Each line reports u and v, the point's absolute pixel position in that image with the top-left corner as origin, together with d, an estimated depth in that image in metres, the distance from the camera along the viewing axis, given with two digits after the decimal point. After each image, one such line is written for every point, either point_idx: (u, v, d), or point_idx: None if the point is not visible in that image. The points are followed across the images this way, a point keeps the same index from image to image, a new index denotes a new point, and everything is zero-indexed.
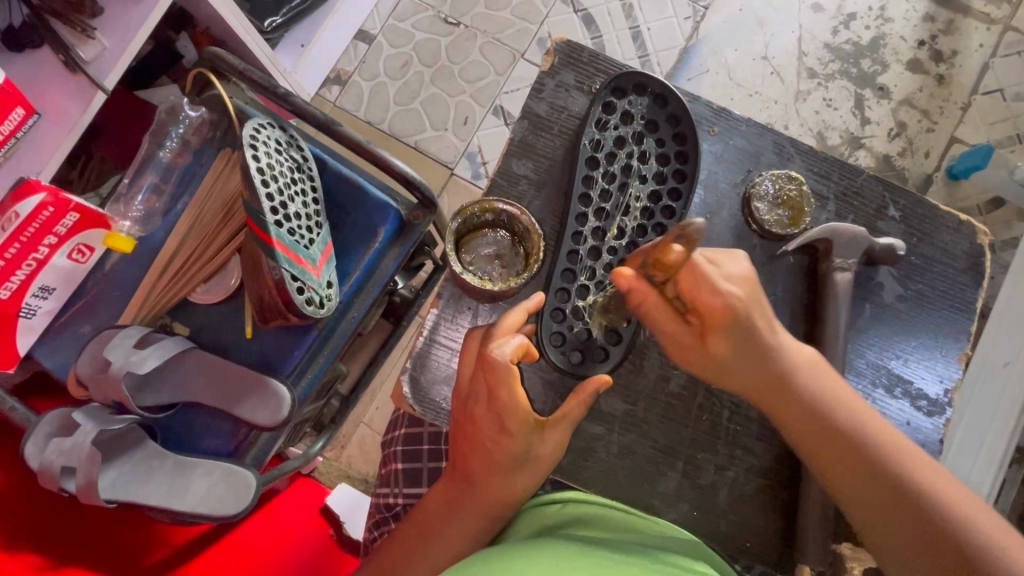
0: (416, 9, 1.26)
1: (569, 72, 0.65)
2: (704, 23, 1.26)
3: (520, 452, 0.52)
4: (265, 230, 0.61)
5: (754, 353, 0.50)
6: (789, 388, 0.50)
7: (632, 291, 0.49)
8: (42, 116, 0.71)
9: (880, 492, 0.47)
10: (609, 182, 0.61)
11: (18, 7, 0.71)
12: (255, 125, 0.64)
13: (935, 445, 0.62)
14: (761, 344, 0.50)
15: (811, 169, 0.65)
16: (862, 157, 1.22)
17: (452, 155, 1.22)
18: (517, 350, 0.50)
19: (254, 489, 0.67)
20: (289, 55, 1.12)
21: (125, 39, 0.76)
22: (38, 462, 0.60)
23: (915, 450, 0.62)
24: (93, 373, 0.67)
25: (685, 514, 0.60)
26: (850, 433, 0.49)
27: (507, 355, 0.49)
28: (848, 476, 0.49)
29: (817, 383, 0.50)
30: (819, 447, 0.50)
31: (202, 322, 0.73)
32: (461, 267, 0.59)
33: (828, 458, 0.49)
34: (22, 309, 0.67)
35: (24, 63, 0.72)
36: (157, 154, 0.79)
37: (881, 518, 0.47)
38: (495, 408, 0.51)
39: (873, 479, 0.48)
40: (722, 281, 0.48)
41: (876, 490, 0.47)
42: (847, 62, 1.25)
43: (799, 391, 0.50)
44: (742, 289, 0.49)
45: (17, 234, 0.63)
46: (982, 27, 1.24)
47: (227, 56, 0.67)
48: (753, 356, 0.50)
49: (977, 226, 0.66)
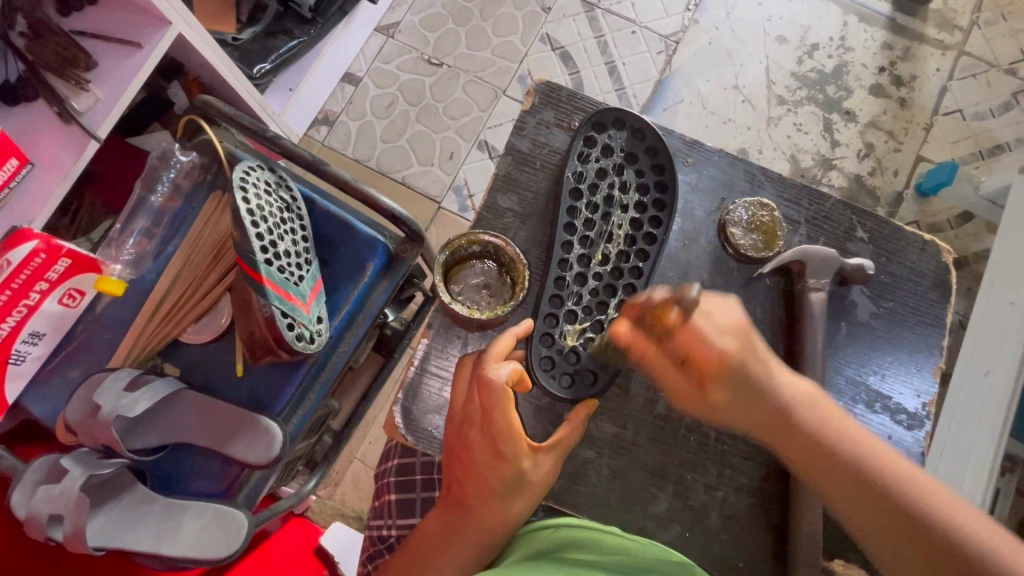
0: (401, 51, 1.32)
1: (549, 110, 0.68)
2: (676, 56, 1.32)
3: (514, 477, 0.52)
4: (255, 269, 0.63)
5: (753, 398, 0.50)
6: (789, 429, 0.50)
7: (631, 343, 0.53)
8: (35, 166, 0.73)
9: (893, 517, 0.45)
10: (592, 212, 0.64)
11: (14, 63, 0.74)
12: (245, 168, 0.66)
13: (919, 457, 0.64)
14: (758, 389, 0.50)
15: (782, 195, 0.68)
16: (834, 178, 1.28)
17: (439, 190, 1.26)
18: (514, 384, 0.53)
19: (245, 531, 0.66)
20: (278, 99, 1.15)
21: (116, 90, 0.78)
22: (24, 512, 0.59)
23: None
24: (82, 419, 0.66)
25: (677, 536, 0.60)
26: (865, 472, 0.47)
27: (502, 377, 0.51)
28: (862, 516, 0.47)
29: (819, 421, 0.49)
30: (833, 494, 0.48)
31: (193, 363, 0.74)
32: (449, 297, 0.60)
33: (845, 500, 0.47)
34: (12, 357, 0.67)
35: (19, 115, 0.74)
36: (149, 199, 0.80)
37: (896, 553, 0.45)
38: (490, 432, 0.52)
39: (887, 504, 0.46)
40: (708, 343, 0.50)
41: (891, 529, 0.45)
42: (813, 89, 1.31)
43: (794, 423, 0.49)
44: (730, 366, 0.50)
45: (8, 282, 0.63)
46: (937, 53, 1.32)
47: (217, 103, 0.70)
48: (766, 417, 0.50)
49: (942, 245, 0.69)
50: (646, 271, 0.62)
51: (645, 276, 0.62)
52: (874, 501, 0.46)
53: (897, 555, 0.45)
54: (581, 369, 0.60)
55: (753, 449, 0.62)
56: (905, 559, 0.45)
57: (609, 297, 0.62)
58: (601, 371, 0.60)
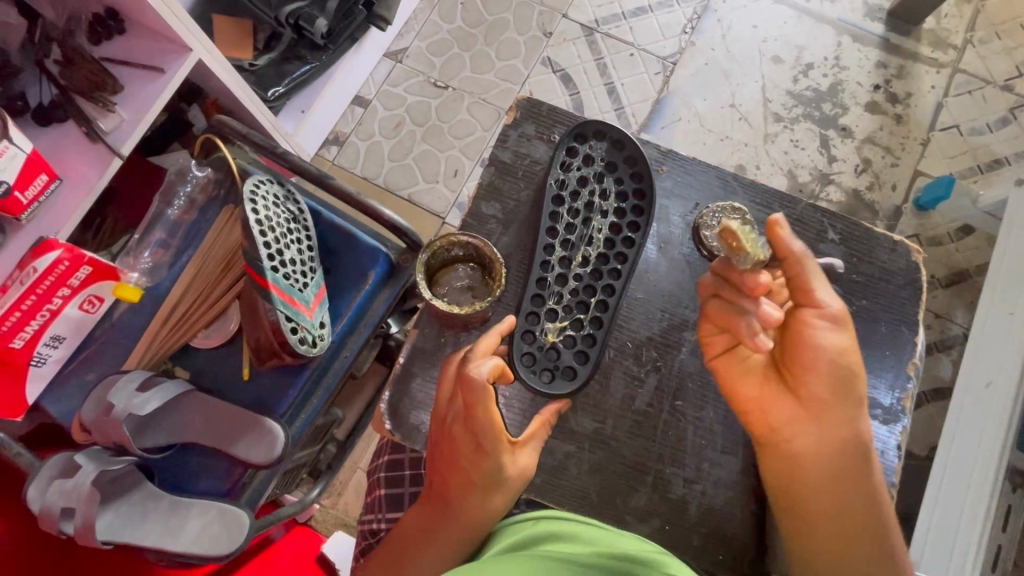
0: (408, 75, 1.38)
1: (530, 124, 0.70)
2: (674, 77, 1.36)
3: (492, 471, 0.55)
4: (262, 275, 0.67)
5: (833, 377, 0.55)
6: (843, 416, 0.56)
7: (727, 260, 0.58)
8: (63, 181, 0.79)
9: (856, 497, 0.56)
10: (574, 217, 0.66)
11: (48, 87, 0.80)
12: (254, 182, 0.71)
13: (894, 451, 0.65)
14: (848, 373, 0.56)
15: (754, 200, 0.70)
16: (832, 192, 1.30)
17: (443, 206, 1.30)
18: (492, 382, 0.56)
19: (246, 531, 0.68)
20: (291, 119, 1.20)
21: (140, 111, 0.84)
22: (39, 505, 0.62)
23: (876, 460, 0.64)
24: (96, 418, 0.70)
25: (657, 529, 0.61)
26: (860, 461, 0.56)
27: (483, 374, 0.54)
28: (843, 483, 0.56)
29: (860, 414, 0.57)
30: (836, 464, 0.56)
31: (201, 366, 0.77)
32: (429, 295, 0.63)
33: (838, 474, 0.56)
34: (33, 358, 0.71)
35: (50, 135, 0.81)
36: (165, 212, 0.85)
37: (850, 512, 0.56)
38: (471, 426, 0.55)
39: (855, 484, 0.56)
40: (823, 298, 0.56)
41: (852, 498, 0.56)
42: (809, 106, 1.34)
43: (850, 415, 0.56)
44: (849, 338, 0.56)
45: (33, 287, 0.66)
46: (932, 71, 1.35)
47: (232, 122, 0.75)
48: (835, 383, 0.55)
49: (912, 246, 0.71)
50: (625, 272, 0.65)
51: (624, 276, 0.65)
52: (853, 480, 0.56)
53: (847, 520, 0.56)
54: (562, 365, 0.63)
55: (731, 446, 0.63)
56: (850, 518, 0.56)
57: (588, 297, 0.64)
58: (580, 366, 0.63)
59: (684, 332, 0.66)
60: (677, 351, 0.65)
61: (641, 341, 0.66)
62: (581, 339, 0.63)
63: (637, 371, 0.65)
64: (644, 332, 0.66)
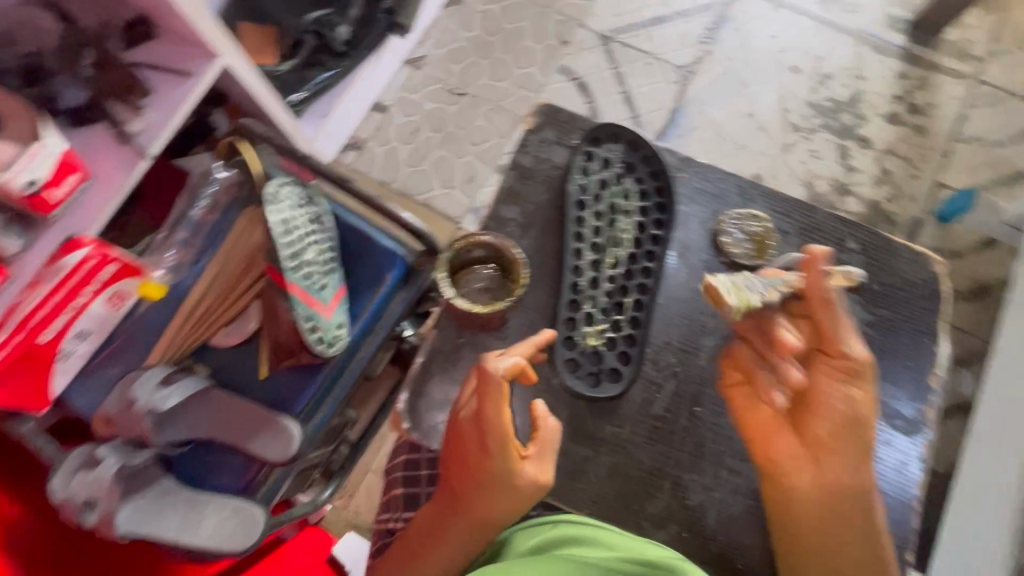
0: (427, 82, 1.40)
1: (550, 129, 0.70)
2: (691, 86, 1.36)
3: (506, 474, 0.55)
4: (283, 275, 0.70)
5: (841, 415, 0.56)
6: (849, 450, 0.57)
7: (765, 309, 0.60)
8: (93, 182, 0.81)
9: (853, 529, 0.57)
10: (598, 219, 0.67)
11: (79, 89, 0.83)
12: (277, 184, 0.73)
13: (917, 463, 0.64)
14: (858, 413, 0.56)
15: (774, 207, 0.70)
16: (851, 203, 1.28)
17: (459, 212, 1.32)
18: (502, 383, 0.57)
19: (261, 529, 0.69)
20: (311, 123, 1.24)
21: (168, 113, 0.85)
22: (61, 495, 0.63)
23: (896, 473, 0.63)
24: (119, 412, 0.72)
25: (673, 536, 0.61)
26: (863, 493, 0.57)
27: (499, 368, 0.54)
28: (844, 512, 0.57)
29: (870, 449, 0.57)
30: (837, 493, 0.57)
31: (221, 363, 0.79)
32: (452, 293, 0.62)
33: (839, 501, 0.57)
34: (60, 352, 0.72)
35: (83, 136, 0.83)
36: (189, 213, 0.84)
37: (845, 540, 0.57)
38: (481, 423, 0.55)
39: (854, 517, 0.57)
40: (844, 345, 0.56)
41: (850, 529, 0.57)
42: (828, 117, 1.34)
43: (856, 449, 0.57)
44: (865, 384, 0.56)
45: (65, 281, 0.68)
46: (953, 82, 1.33)
47: (257, 126, 0.79)
48: (844, 425, 0.56)
49: (933, 257, 0.70)
50: (655, 271, 0.66)
51: (655, 275, 0.66)
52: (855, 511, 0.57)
53: (841, 546, 0.57)
54: (605, 368, 0.63)
55: (751, 453, 0.63)
56: (844, 546, 0.57)
57: (622, 298, 0.65)
58: (624, 367, 0.63)
59: (703, 338, 0.66)
60: (696, 357, 0.65)
61: (659, 346, 0.65)
62: (620, 341, 0.64)
63: (655, 376, 0.64)
64: (663, 337, 0.66)
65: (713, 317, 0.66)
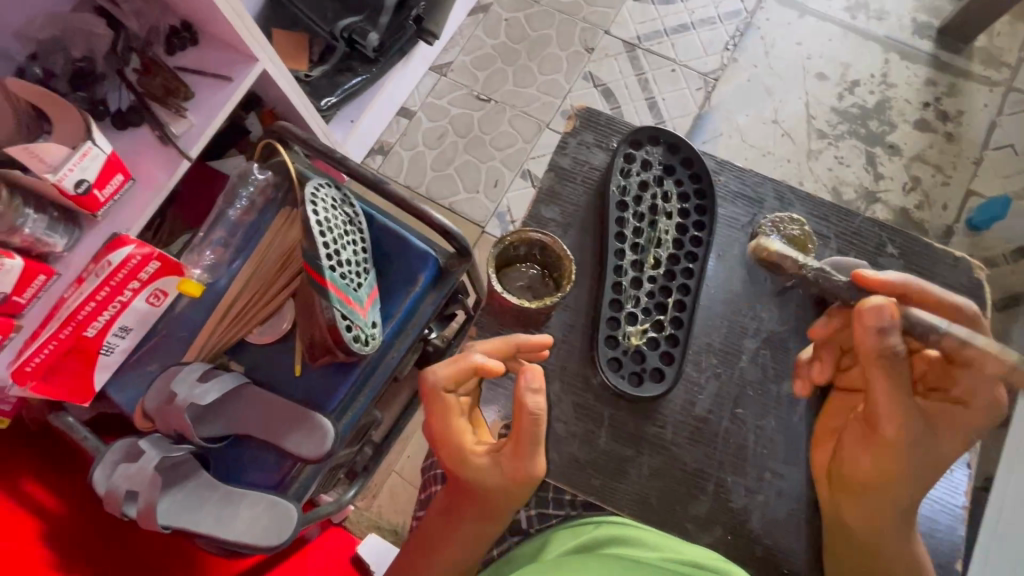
0: (453, 87, 1.41)
1: (588, 132, 0.72)
2: (715, 93, 1.36)
3: (483, 470, 0.58)
4: (321, 274, 0.69)
5: (874, 459, 0.58)
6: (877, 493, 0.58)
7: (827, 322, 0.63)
8: (136, 182, 0.83)
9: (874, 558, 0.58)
10: (639, 221, 0.67)
11: (125, 93, 0.86)
12: (314, 185, 0.73)
13: (963, 471, 0.65)
14: (891, 463, 0.57)
15: (812, 212, 0.70)
16: (879, 211, 1.27)
17: (483, 216, 1.33)
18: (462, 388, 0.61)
19: (294, 524, 0.69)
20: (340, 128, 1.25)
21: (209, 117, 0.88)
22: (104, 487, 0.65)
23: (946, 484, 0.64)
24: (159, 406, 0.73)
25: (721, 539, 0.62)
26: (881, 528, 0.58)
27: (432, 374, 0.59)
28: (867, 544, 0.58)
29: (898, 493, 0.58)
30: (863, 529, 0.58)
31: (255, 361, 0.80)
32: (501, 288, 0.63)
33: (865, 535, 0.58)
34: (103, 346, 0.74)
35: (126, 138, 0.86)
36: (227, 213, 0.86)
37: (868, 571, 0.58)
38: (443, 426, 0.60)
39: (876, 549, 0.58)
40: (893, 408, 0.56)
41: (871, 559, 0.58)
42: (855, 123, 1.33)
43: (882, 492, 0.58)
44: (902, 443, 0.57)
45: (107, 280, 0.70)
46: (984, 89, 1.32)
47: (294, 129, 0.79)
48: (874, 474, 0.58)
49: (973, 262, 0.69)
50: (698, 271, 0.65)
51: (697, 276, 0.65)
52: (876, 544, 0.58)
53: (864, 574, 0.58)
54: (649, 368, 0.63)
55: (794, 457, 0.64)
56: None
57: (665, 299, 0.65)
58: (667, 367, 0.63)
59: (744, 339, 0.66)
60: (737, 358, 0.66)
61: (701, 347, 0.66)
62: (664, 340, 0.64)
63: (697, 378, 0.65)
64: (702, 338, 0.66)
65: (751, 320, 0.67)
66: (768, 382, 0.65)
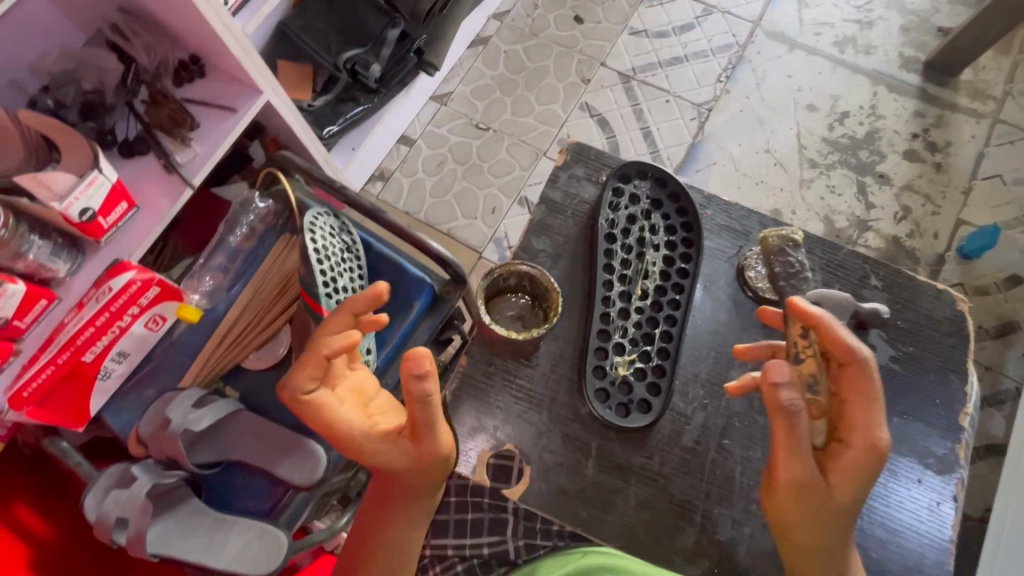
0: (453, 116, 1.45)
1: (579, 165, 0.74)
2: (709, 123, 1.40)
3: (387, 458, 0.57)
4: (317, 301, 0.71)
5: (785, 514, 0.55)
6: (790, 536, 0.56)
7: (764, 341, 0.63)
8: (139, 209, 0.85)
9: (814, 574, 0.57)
10: (627, 252, 0.68)
11: (133, 123, 0.89)
12: (313, 214, 0.75)
13: (949, 504, 0.64)
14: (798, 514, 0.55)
15: None
16: (871, 238, 1.29)
17: (480, 241, 1.35)
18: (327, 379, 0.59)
19: (283, 552, 0.69)
20: (341, 156, 1.28)
21: (212, 146, 0.90)
22: (95, 514, 0.65)
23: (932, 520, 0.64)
24: (153, 432, 0.73)
25: (707, 570, 0.61)
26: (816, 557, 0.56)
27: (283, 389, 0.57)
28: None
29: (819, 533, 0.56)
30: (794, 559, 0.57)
31: (250, 386, 0.81)
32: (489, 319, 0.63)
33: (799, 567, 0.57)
34: (100, 372, 0.75)
35: (132, 166, 0.88)
36: (228, 239, 0.87)
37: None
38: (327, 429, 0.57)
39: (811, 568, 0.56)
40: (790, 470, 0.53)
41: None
42: (845, 153, 1.36)
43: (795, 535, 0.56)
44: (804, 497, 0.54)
45: (108, 305, 0.71)
46: (971, 121, 1.35)
47: (295, 158, 0.80)
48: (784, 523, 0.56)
49: (955, 294, 0.71)
50: (684, 303, 0.67)
51: (683, 307, 0.67)
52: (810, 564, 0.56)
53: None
54: (636, 399, 0.64)
55: None
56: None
57: (652, 329, 0.66)
58: (653, 398, 0.64)
59: (730, 368, 0.67)
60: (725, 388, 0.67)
61: (689, 377, 0.67)
62: (650, 370, 0.65)
63: (685, 409, 0.65)
64: (691, 368, 0.67)
65: None
66: (756, 413, 0.66)
